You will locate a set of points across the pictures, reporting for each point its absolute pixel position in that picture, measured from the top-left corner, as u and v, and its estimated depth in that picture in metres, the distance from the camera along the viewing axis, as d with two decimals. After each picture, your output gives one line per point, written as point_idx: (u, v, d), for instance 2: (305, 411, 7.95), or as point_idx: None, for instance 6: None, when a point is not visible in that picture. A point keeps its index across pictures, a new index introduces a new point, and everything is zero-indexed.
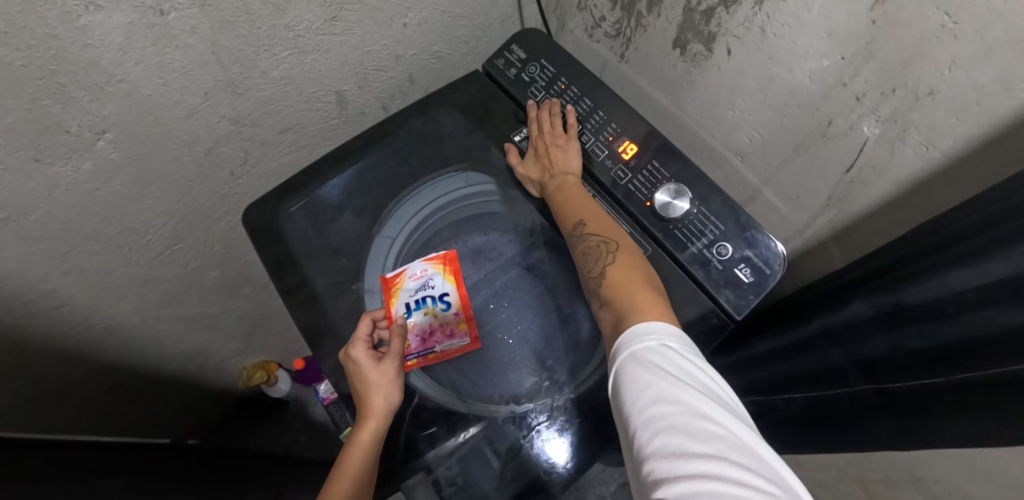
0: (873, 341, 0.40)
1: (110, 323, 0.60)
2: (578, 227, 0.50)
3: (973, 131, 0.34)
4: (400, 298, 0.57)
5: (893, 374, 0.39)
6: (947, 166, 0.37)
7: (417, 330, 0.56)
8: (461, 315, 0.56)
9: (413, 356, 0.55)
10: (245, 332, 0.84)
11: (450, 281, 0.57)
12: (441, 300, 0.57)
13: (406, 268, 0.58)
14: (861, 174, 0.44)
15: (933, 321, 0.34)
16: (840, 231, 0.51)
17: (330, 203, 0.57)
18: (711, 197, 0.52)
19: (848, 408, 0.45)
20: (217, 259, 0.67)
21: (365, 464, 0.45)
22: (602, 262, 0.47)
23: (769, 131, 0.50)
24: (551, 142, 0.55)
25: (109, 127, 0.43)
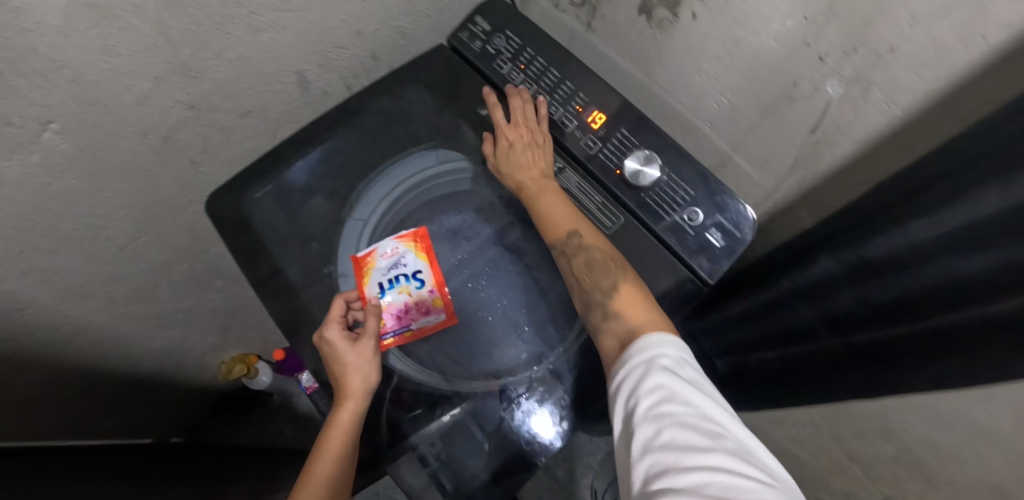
0: (839, 295, 0.41)
1: (76, 324, 0.58)
2: (575, 238, 0.49)
3: (934, 85, 0.34)
4: (373, 277, 0.55)
5: (858, 326, 0.41)
6: (907, 121, 0.38)
7: (392, 308, 0.55)
8: (436, 292, 0.55)
9: (389, 334, 0.54)
10: (221, 325, 0.82)
11: (424, 259, 0.56)
12: (415, 278, 0.55)
13: (377, 246, 0.56)
14: (826, 134, 0.45)
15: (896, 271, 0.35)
16: (807, 193, 0.52)
17: (298, 187, 0.55)
18: (681, 164, 0.52)
19: (817, 362, 0.46)
20: (185, 252, 0.65)
21: (346, 444, 0.47)
22: (604, 277, 0.47)
23: (737, 96, 0.50)
24: (533, 141, 0.53)
25: (56, 116, 0.40)
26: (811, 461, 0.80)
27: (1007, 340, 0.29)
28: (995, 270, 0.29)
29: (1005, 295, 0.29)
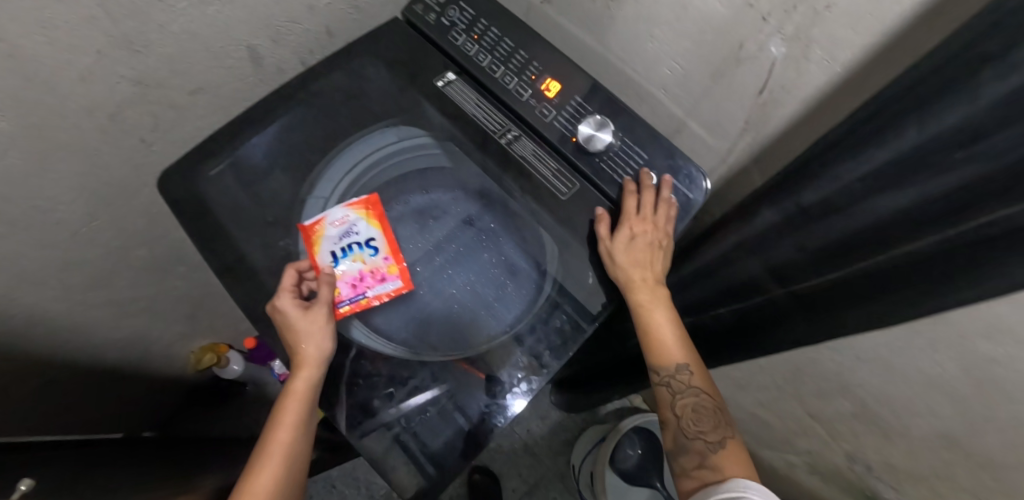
0: (780, 244, 0.43)
1: (32, 313, 0.57)
2: (682, 369, 0.51)
3: (868, 39, 0.35)
4: (324, 246, 0.54)
5: (799, 274, 0.42)
6: (845, 77, 0.39)
7: (348, 277, 0.54)
8: (391, 259, 0.55)
9: (345, 303, 0.54)
10: (188, 314, 0.82)
11: (376, 226, 0.55)
12: (369, 246, 0.54)
13: (327, 214, 0.54)
14: (771, 95, 0.46)
15: (830, 214, 0.37)
16: (759, 154, 0.53)
17: (255, 163, 0.55)
18: (634, 127, 0.54)
19: (765, 314, 0.48)
20: (144, 236, 0.64)
21: (301, 411, 0.48)
22: (708, 426, 0.51)
23: (688, 61, 0.50)
24: (647, 244, 0.52)
25: None
26: (779, 422, 0.83)
27: (930, 279, 0.31)
28: (921, 204, 0.31)
29: (928, 229, 0.31)
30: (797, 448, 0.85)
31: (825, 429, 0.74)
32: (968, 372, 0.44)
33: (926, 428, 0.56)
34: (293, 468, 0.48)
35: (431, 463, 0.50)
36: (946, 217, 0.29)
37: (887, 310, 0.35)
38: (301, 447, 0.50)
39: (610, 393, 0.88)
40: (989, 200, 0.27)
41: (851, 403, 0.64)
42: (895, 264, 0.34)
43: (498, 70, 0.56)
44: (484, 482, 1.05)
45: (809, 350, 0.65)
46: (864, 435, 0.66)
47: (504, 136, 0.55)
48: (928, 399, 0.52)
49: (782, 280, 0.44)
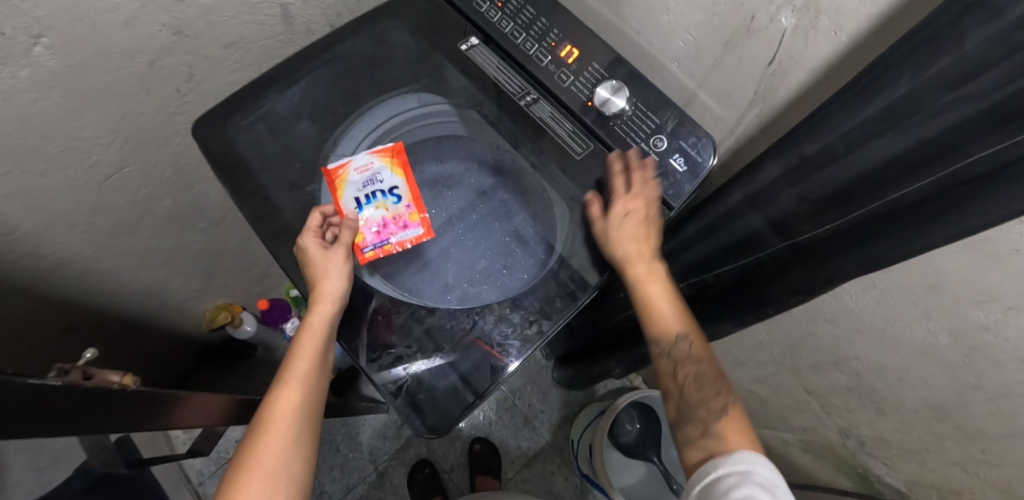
0: (782, 195, 0.46)
1: (62, 255, 0.59)
2: (681, 336, 0.50)
3: (872, 11, 0.36)
4: (347, 191, 0.57)
5: (802, 225, 0.46)
6: (853, 46, 0.40)
7: (371, 223, 0.57)
8: (413, 208, 0.58)
9: (369, 248, 0.57)
10: (204, 270, 0.85)
11: (400, 174, 0.58)
12: (392, 194, 0.58)
13: (351, 159, 0.57)
14: (780, 65, 0.47)
15: (827, 163, 0.40)
16: (766, 125, 0.55)
17: (284, 114, 0.57)
18: (647, 93, 0.56)
19: (766, 267, 0.52)
20: (170, 187, 0.67)
21: (318, 345, 0.51)
22: (710, 394, 0.50)
23: (700, 32, 0.52)
24: (636, 213, 0.53)
25: (45, 29, 0.41)
26: (774, 398, 0.86)
27: (917, 220, 0.35)
28: (914, 148, 0.33)
29: (919, 171, 0.34)
30: (791, 426, 0.87)
31: (820, 405, 0.76)
32: (958, 340, 0.46)
33: (918, 401, 0.57)
34: (309, 405, 0.49)
35: (422, 415, 0.54)
36: (935, 159, 0.32)
37: (886, 250, 0.38)
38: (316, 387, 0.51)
39: (612, 368, 0.90)
40: (976, 139, 0.29)
41: (846, 377, 0.66)
42: (891, 208, 0.37)
43: (520, 36, 0.58)
44: (486, 453, 1.12)
45: (807, 322, 0.67)
46: (858, 409, 0.69)
47: (523, 98, 0.58)
48: (919, 370, 0.54)
49: (784, 233, 0.48)
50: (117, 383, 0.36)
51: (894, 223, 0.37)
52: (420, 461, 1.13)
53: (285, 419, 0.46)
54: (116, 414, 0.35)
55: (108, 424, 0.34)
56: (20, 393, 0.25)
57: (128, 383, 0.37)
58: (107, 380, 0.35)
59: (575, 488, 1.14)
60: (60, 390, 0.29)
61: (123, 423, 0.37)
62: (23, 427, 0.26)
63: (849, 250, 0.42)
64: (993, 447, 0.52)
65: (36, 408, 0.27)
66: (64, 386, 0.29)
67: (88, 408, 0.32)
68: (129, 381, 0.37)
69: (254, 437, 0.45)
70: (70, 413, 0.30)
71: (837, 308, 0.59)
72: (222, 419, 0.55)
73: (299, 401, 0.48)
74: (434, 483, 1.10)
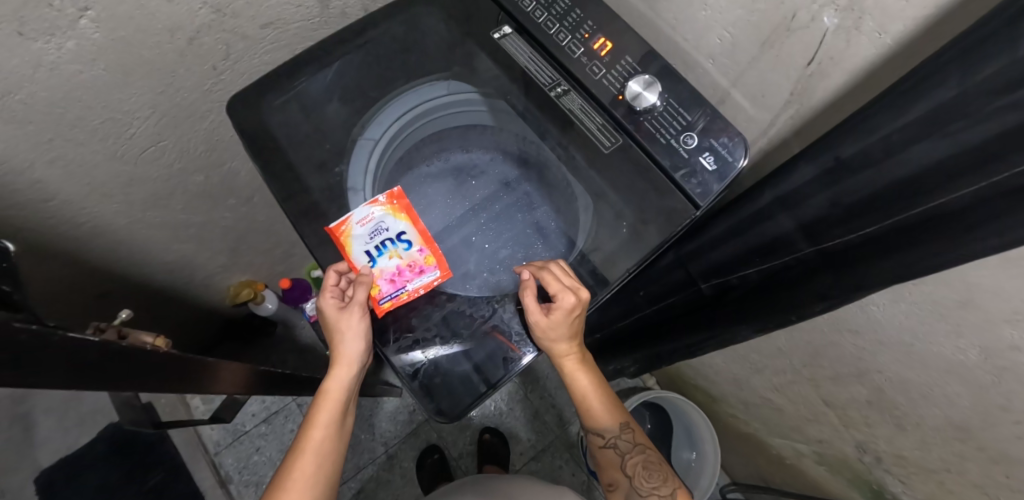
0: (815, 199, 0.46)
1: (97, 224, 0.61)
2: (626, 428, 0.66)
3: (922, 12, 0.35)
4: (355, 246, 0.56)
5: (833, 230, 0.45)
6: (896, 50, 0.39)
7: (385, 273, 0.55)
8: (426, 250, 0.56)
9: (386, 298, 0.55)
10: (230, 247, 0.87)
11: (404, 219, 0.56)
12: (401, 240, 0.56)
13: (351, 214, 0.55)
14: (821, 66, 0.45)
15: (866, 167, 0.39)
16: (800, 127, 0.53)
17: (317, 95, 0.58)
18: (680, 90, 0.55)
19: (792, 272, 0.52)
20: (202, 162, 0.68)
21: (335, 408, 0.56)
22: (657, 480, 0.64)
23: (738, 30, 0.50)
24: (574, 316, 0.55)
25: (92, 4, 0.42)
26: (790, 406, 0.85)
27: (950, 230, 0.34)
28: (957, 155, 0.32)
29: (962, 178, 0.32)
30: (806, 437, 0.85)
31: (838, 417, 0.75)
32: (988, 359, 0.44)
33: (941, 419, 0.56)
34: (329, 462, 0.55)
35: (431, 398, 0.55)
36: (975, 169, 0.31)
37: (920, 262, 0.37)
38: (335, 443, 0.56)
39: (625, 366, 0.96)
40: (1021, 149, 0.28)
41: (867, 390, 0.65)
42: (930, 216, 0.36)
43: (553, 27, 0.58)
44: (495, 442, 1.13)
45: (830, 332, 0.65)
46: (877, 424, 0.67)
47: (553, 89, 0.57)
48: (945, 387, 0.52)
49: (813, 238, 0.48)
50: (149, 345, 0.37)
51: (930, 229, 0.36)
52: (429, 446, 1.14)
53: (308, 481, 0.52)
54: (145, 375, 0.36)
55: (135, 385, 0.35)
56: (53, 348, 0.26)
57: (160, 346, 0.39)
58: (140, 341, 0.36)
59: (582, 484, 1.15)
60: (100, 346, 0.30)
61: (152, 383, 0.38)
62: (56, 381, 0.27)
63: (878, 257, 0.41)
64: (1016, 470, 0.50)
65: (69, 365, 0.28)
66: (99, 345, 0.30)
67: (118, 367, 0.33)
68: (161, 343, 0.38)
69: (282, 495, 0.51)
70: (102, 372, 0.31)
71: (862, 318, 0.58)
72: (251, 388, 0.58)
73: (322, 461, 0.54)
74: (442, 468, 1.11)
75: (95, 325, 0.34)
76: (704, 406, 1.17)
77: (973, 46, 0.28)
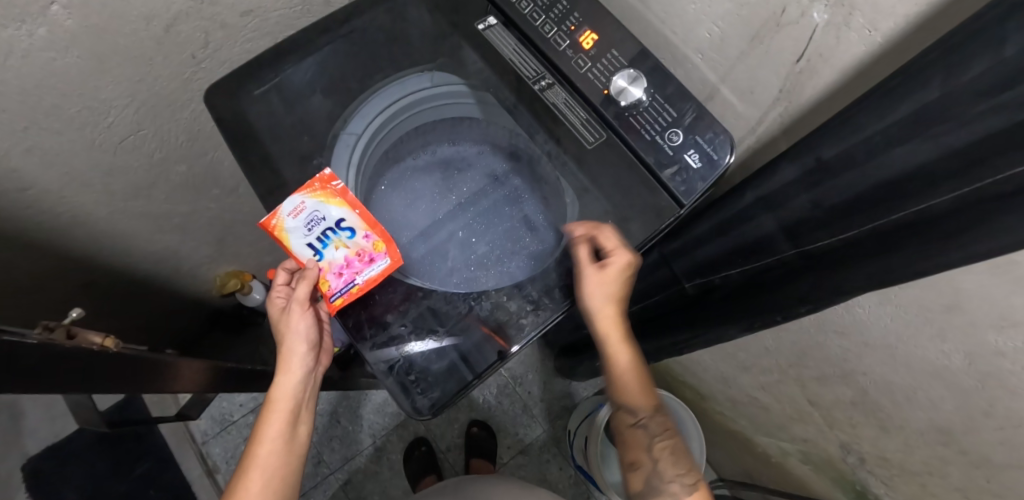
0: (798, 200, 0.45)
1: (78, 214, 0.61)
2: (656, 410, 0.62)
3: (911, 10, 0.33)
4: (294, 240, 0.53)
5: (815, 231, 0.44)
6: (887, 48, 0.37)
7: (334, 266, 0.54)
8: (371, 236, 0.53)
9: (337, 295, 0.53)
10: (217, 238, 0.87)
11: (340, 203, 0.53)
12: (342, 228, 0.53)
13: (280, 206, 0.52)
14: (810, 63, 0.44)
15: (849, 169, 0.39)
16: (788, 125, 0.52)
17: (297, 86, 0.57)
18: (666, 85, 0.54)
19: (774, 273, 0.51)
20: (183, 152, 0.67)
21: (283, 419, 0.52)
22: (683, 470, 0.59)
23: (727, 24, 0.48)
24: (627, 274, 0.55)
25: None
26: (777, 405, 0.85)
27: (930, 236, 0.33)
28: (940, 159, 0.31)
29: (944, 185, 0.31)
30: (791, 436, 0.85)
31: (823, 418, 0.74)
32: (972, 364, 0.43)
33: (925, 422, 0.55)
34: (279, 479, 0.51)
35: (411, 392, 0.55)
36: (953, 176, 0.30)
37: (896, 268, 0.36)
38: (289, 459, 0.52)
39: None
40: (991, 161, 0.27)
41: (851, 391, 0.65)
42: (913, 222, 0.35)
43: (539, 18, 0.56)
44: (483, 435, 1.13)
45: (817, 332, 0.65)
46: (862, 425, 0.67)
47: (538, 82, 0.56)
48: (929, 390, 0.51)
49: (794, 240, 0.47)
50: (95, 345, 0.37)
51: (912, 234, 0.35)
52: (418, 439, 1.15)
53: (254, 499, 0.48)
54: (93, 377, 0.36)
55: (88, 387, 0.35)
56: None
57: (108, 345, 0.38)
58: (87, 340, 0.38)
59: (570, 478, 1.15)
60: (41, 348, 0.30)
61: (100, 382, 0.38)
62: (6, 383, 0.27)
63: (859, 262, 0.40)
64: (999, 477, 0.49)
65: (13, 368, 0.28)
66: (40, 347, 0.30)
67: (65, 368, 0.33)
68: (111, 343, 0.39)
69: None
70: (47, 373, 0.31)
71: (849, 320, 0.57)
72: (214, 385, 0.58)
73: (269, 477, 0.50)
74: (430, 461, 1.12)
75: (41, 324, 0.36)
76: (693, 402, 1.17)
77: (959, 46, 0.27)
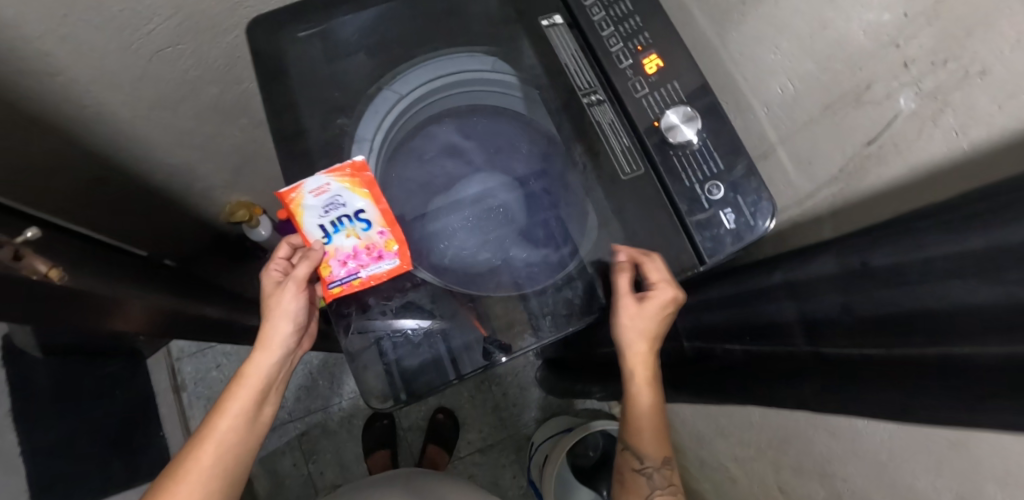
0: (827, 297, 0.42)
1: (101, 111, 0.60)
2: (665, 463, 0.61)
3: (1009, 123, 0.28)
4: (307, 217, 0.52)
5: (836, 335, 0.42)
6: (968, 159, 0.32)
7: (340, 253, 0.53)
8: (387, 234, 0.53)
9: (336, 283, 0.52)
10: (236, 166, 0.87)
11: (364, 195, 0.52)
12: (360, 219, 0.52)
13: (303, 182, 0.51)
14: (881, 149, 0.39)
15: (894, 284, 0.35)
16: (840, 210, 0.46)
17: (343, 40, 0.55)
18: (721, 133, 0.50)
19: (783, 363, 0.49)
20: (218, 76, 0.66)
21: (250, 397, 0.50)
22: None
23: (803, 85, 0.45)
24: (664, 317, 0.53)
25: None
26: (746, 480, 0.82)
27: (961, 386, 0.29)
28: (998, 306, 0.27)
29: (998, 336, 0.27)
30: None
31: None
32: None
33: None
34: (234, 456, 0.49)
35: (404, 382, 0.55)
36: (1006, 328, 0.27)
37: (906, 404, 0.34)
38: (247, 438, 0.50)
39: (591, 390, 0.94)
40: None
41: (826, 492, 0.61)
42: (947, 362, 0.31)
43: (606, 29, 0.53)
44: (445, 423, 1.13)
45: (807, 424, 0.62)
46: None
47: (587, 96, 0.53)
48: None
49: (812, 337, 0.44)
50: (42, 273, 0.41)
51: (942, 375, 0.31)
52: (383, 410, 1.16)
53: (205, 474, 0.46)
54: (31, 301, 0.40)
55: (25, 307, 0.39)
56: None
57: (53, 276, 0.42)
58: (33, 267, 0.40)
59: (521, 488, 1.15)
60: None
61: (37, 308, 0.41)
62: None
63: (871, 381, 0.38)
64: None
65: None
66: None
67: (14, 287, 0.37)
68: (55, 274, 0.43)
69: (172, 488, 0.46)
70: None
71: (844, 425, 0.54)
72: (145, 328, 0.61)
73: (224, 454, 0.48)
74: (389, 435, 1.13)
75: None
76: None
77: None
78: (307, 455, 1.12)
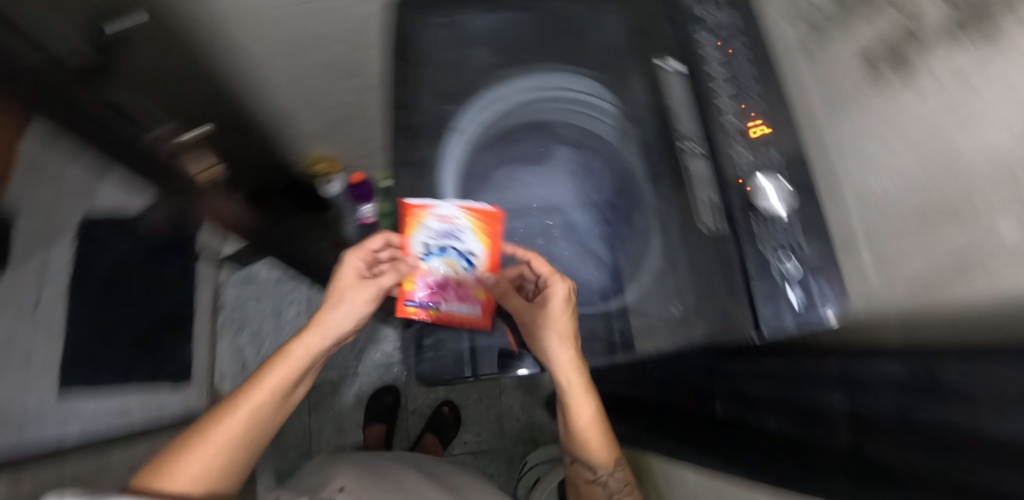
0: (880, 396, 0.43)
1: (235, 44, 0.66)
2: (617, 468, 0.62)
3: None
4: (421, 232, 0.62)
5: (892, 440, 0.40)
6: None
7: (432, 276, 0.66)
8: (479, 284, 0.66)
9: (413, 303, 0.64)
10: (328, 121, 0.92)
11: (481, 242, 0.63)
12: (463, 257, 0.65)
13: (436, 206, 0.59)
14: (974, 277, 0.35)
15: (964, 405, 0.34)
16: (906, 328, 0.42)
17: (472, 37, 0.60)
18: (812, 212, 0.50)
19: (818, 454, 0.47)
20: (347, 40, 0.72)
21: (289, 376, 0.52)
22: None
23: (907, 190, 0.41)
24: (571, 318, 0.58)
25: None
26: None
27: None
28: None
29: None
30: None
31: None
32: None
33: None
34: (260, 430, 0.50)
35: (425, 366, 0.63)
36: None
37: None
38: (273, 415, 0.52)
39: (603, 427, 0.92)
40: None
41: None
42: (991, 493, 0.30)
43: (719, 84, 0.54)
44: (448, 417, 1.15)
45: None
46: None
47: (681, 142, 0.55)
48: None
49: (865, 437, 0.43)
50: None
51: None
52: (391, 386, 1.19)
53: (231, 440, 0.48)
54: None
55: None
56: None
57: None
58: None
59: None
60: None
61: None
62: None
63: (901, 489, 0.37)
64: None
65: None
66: None
67: None
68: None
69: (199, 447, 0.47)
70: None
71: None
72: None
73: (254, 425, 0.49)
74: (391, 412, 1.16)
75: None
76: None
77: None
78: (312, 406, 1.16)
